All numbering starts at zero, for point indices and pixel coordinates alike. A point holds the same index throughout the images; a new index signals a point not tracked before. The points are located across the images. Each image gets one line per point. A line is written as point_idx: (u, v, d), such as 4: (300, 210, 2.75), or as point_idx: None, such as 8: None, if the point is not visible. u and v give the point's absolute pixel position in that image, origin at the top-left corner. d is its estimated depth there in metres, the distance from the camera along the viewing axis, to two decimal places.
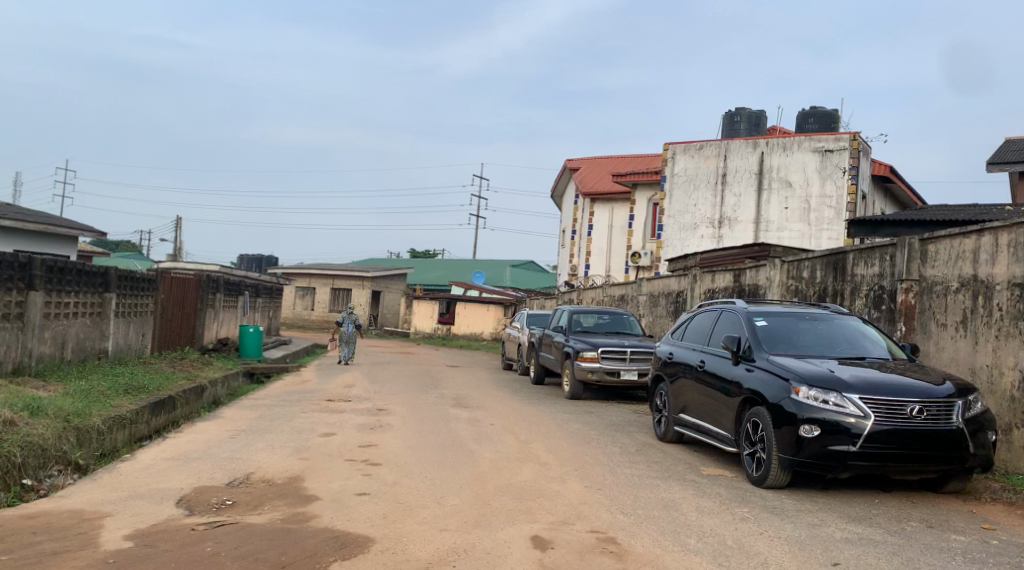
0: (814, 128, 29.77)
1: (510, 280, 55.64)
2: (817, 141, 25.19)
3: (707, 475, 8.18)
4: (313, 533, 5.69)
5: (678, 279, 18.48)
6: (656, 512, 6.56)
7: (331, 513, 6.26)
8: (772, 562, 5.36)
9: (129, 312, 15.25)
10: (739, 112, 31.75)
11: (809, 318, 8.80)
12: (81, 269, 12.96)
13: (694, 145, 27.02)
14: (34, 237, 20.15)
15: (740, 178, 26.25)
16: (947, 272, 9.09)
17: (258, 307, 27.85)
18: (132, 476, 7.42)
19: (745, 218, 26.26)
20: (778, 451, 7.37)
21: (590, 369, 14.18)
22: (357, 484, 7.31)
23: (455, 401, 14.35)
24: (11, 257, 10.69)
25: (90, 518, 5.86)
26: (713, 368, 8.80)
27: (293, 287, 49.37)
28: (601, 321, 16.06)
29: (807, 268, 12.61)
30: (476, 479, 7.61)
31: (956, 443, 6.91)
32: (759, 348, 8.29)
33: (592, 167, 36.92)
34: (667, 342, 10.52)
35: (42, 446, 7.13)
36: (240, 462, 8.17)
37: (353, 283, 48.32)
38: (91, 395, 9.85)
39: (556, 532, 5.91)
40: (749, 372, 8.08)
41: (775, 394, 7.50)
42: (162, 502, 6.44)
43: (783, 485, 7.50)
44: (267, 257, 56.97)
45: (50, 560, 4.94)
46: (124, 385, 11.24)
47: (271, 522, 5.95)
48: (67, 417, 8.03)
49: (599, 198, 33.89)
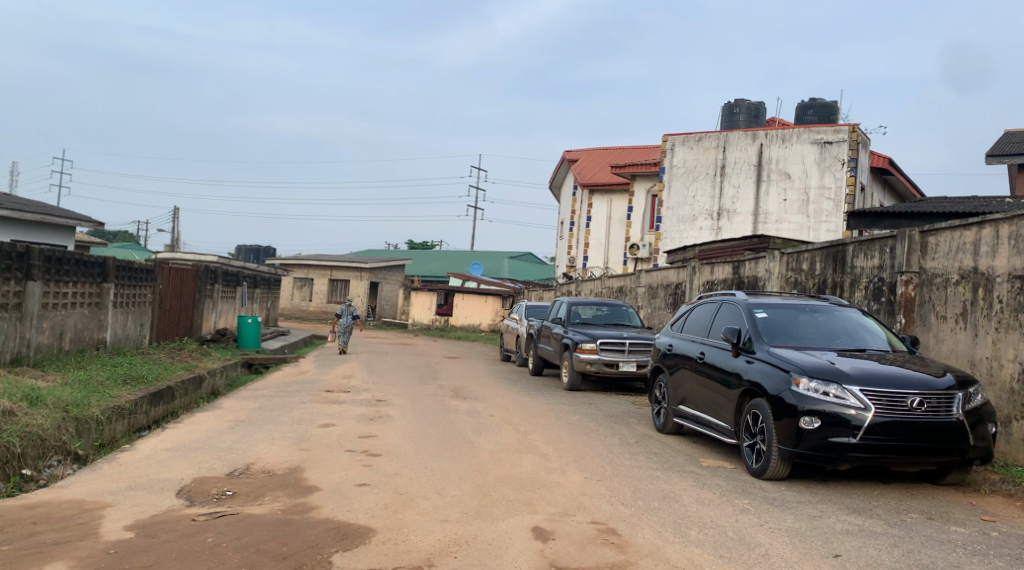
0: (813, 119, 29.73)
1: (509, 272, 55.64)
2: (816, 133, 25.17)
3: (707, 466, 8.19)
4: (315, 524, 5.69)
5: (677, 270, 18.47)
6: (656, 503, 6.57)
7: (332, 504, 6.26)
8: (773, 554, 5.37)
9: (127, 302, 15.23)
10: (739, 103, 31.69)
11: (810, 310, 8.79)
12: (80, 259, 12.92)
13: (693, 137, 26.94)
14: (32, 227, 20.09)
15: (739, 169, 26.21)
16: (947, 264, 9.08)
17: (256, 298, 27.85)
18: (132, 466, 7.41)
19: (743, 210, 26.24)
20: (778, 442, 7.37)
21: (589, 360, 14.18)
22: (357, 475, 7.31)
23: (454, 392, 14.35)
24: (9, 247, 10.65)
25: (91, 508, 5.85)
26: (713, 359, 8.80)
27: (291, 278, 49.35)
28: (600, 313, 16.05)
29: (807, 260, 12.60)
30: (476, 470, 7.61)
31: (957, 435, 6.92)
32: (759, 340, 8.28)
33: (590, 158, 36.86)
34: (666, 333, 10.51)
35: (41, 436, 7.12)
36: (241, 452, 8.17)
37: (351, 274, 48.32)
38: (90, 385, 9.83)
39: (557, 524, 5.91)
40: (749, 364, 8.07)
41: (775, 386, 7.50)
42: (162, 492, 6.43)
43: (783, 477, 7.51)
44: (265, 248, 57.02)
45: (51, 550, 4.92)
46: (123, 375, 11.22)
47: (271, 513, 5.94)
48: (66, 408, 8.02)
49: (598, 189, 33.85)
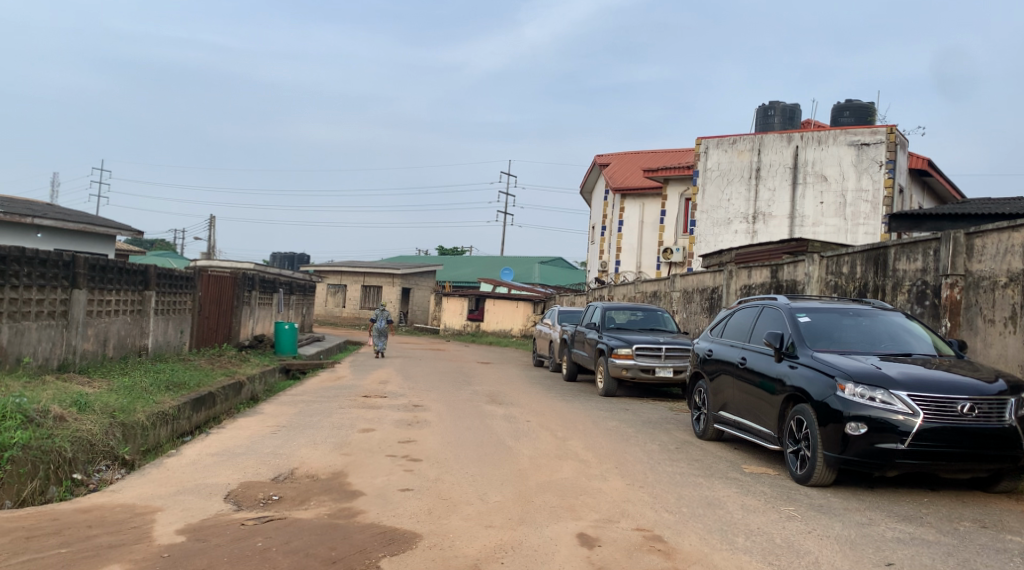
0: (849, 121, 29.36)
1: (540, 277, 55.61)
2: (853, 135, 24.85)
3: (750, 473, 8.11)
4: (361, 528, 5.73)
5: (712, 275, 18.34)
6: (701, 510, 6.51)
7: (377, 509, 6.29)
8: (824, 562, 5.30)
9: (168, 310, 15.47)
10: (774, 105, 31.39)
11: (853, 314, 8.68)
12: (122, 267, 13.17)
13: (727, 139, 26.63)
14: (74, 236, 20.50)
15: (774, 172, 25.97)
16: (995, 267, 8.91)
17: (291, 305, 28.13)
18: (179, 471, 7.52)
19: (779, 213, 25.99)
20: (824, 449, 7.27)
21: (624, 366, 14.11)
22: (400, 480, 7.35)
23: (490, 398, 14.36)
24: (56, 255, 10.89)
25: (142, 512, 5.94)
26: (755, 365, 8.71)
27: (325, 285, 49.82)
28: (635, 318, 15.97)
29: (847, 263, 12.44)
30: (517, 476, 7.61)
31: (1009, 441, 6.78)
32: (803, 345, 8.18)
33: (622, 163, 36.74)
34: (706, 338, 10.44)
35: (91, 441, 7.25)
36: (284, 457, 8.25)
37: (383, 280, 48.62)
38: (134, 391, 10.00)
39: (602, 530, 5.89)
40: (793, 370, 7.97)
41: (820, 391, 7.41)
42: (211, 497, 6.52)
43: (828, 483, 7.41)
44: (299, 256, 57.71)
45: (107, 553, 5.01)
46: (166, 382, 11.40)
47: (318, 518, 5.99)
48: (113, 413, 8.16)
49: (630, 193, 33.75)
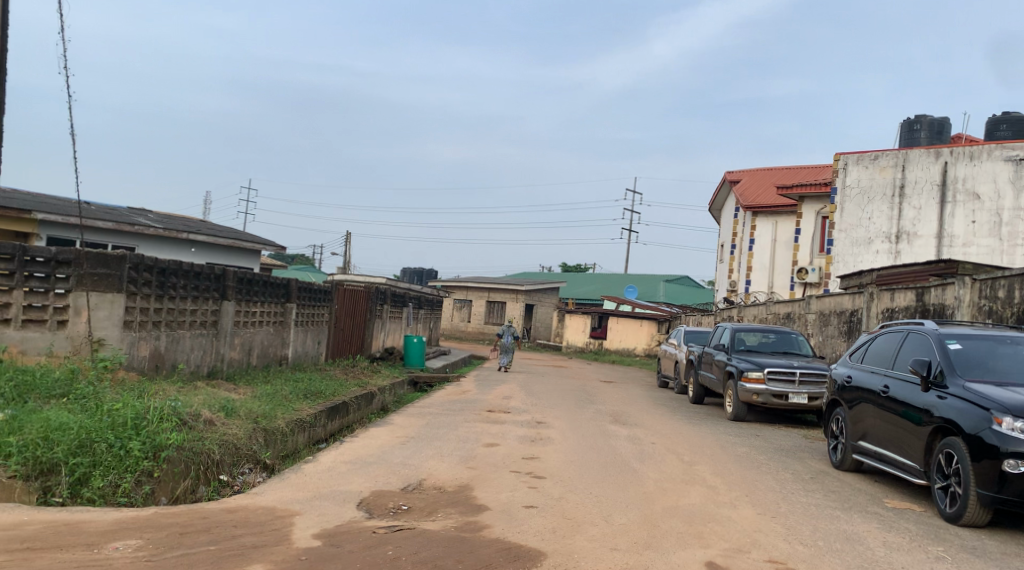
0: (1005, 135, 27.54)
1: (667, 296, 54.78)
2: (1010, 150, 23.51)
3: (892, 508, 7.66)
4: (487, 543, 5.79)
5: (851, 297, 17.53)
6: (838, 545, 6.20)
7: (502, 525, 6.34)
8: None
9: (306, 321, 16.20)
10: (920, 119, 29.84)
11: (1010, 342, 8.08)
12: (267, 281, 13.90)
13: (868, 155, 25.40)
14: (224, 250, 21.81)
15: (920, 189, 24.58)
16: None
17: (420, 319, 28.88)
18: (315, 477, 7.84)
19: (926, 233, 24.54)
20: (977, 486, 6.79)
21: (755, 391, 13.67)
22: (525, 496, 7.38)
23: (614, 418, 14.23)
24: (208, 269, 11.60)
25: (282, 515, 6.23)
26: (899, 394, 8.24)
27: (451, 300, 50.87)
28: (766, 340, 15.46)
29: (1004, 287, 11.61)
30: (643, 498, 7.50)
31: None
32: (953, 374, 7.68)
33: (754, 179, 35.77)
34: (844, 363, 9.97)
35: (236, 445, 7.66)
36: (412, 468, 8.46)
37: (508, 296, 49.14)
38: (275, 398, 10.52)
39: (732, 560, 5.71)
40: (942, 400, 7.49)
41: (974, 424, 6.92)
42: (345, 504, 6.76)
43: (982, 524, 6.90)
44: (428, 271, 59.16)
45: (251, 553, 5.27)
46: (304, 390, 11.93)
47: (445, 530, 6.10)
48: (256, 419, 8.61)
49: (762, 211, 32.78)
